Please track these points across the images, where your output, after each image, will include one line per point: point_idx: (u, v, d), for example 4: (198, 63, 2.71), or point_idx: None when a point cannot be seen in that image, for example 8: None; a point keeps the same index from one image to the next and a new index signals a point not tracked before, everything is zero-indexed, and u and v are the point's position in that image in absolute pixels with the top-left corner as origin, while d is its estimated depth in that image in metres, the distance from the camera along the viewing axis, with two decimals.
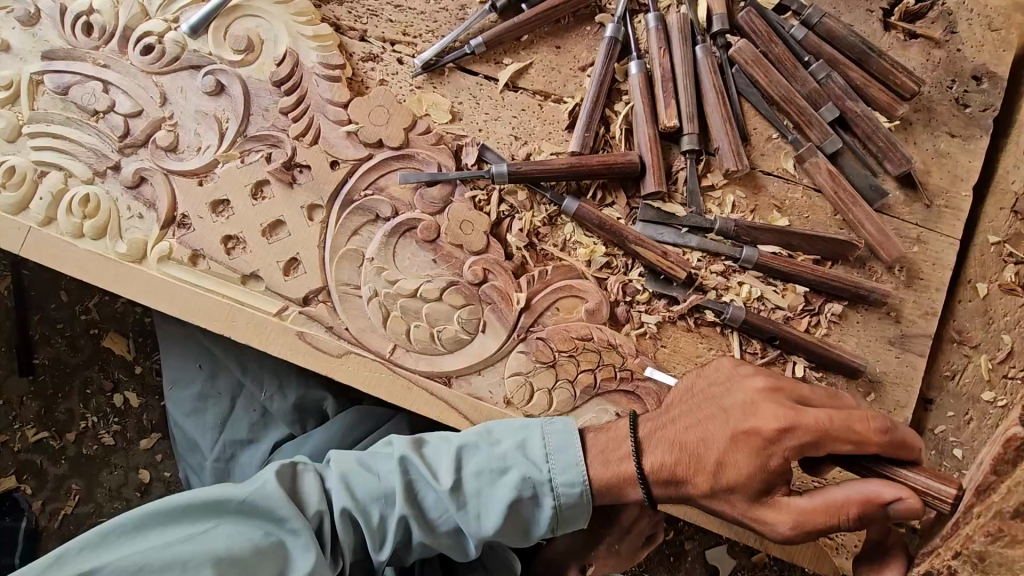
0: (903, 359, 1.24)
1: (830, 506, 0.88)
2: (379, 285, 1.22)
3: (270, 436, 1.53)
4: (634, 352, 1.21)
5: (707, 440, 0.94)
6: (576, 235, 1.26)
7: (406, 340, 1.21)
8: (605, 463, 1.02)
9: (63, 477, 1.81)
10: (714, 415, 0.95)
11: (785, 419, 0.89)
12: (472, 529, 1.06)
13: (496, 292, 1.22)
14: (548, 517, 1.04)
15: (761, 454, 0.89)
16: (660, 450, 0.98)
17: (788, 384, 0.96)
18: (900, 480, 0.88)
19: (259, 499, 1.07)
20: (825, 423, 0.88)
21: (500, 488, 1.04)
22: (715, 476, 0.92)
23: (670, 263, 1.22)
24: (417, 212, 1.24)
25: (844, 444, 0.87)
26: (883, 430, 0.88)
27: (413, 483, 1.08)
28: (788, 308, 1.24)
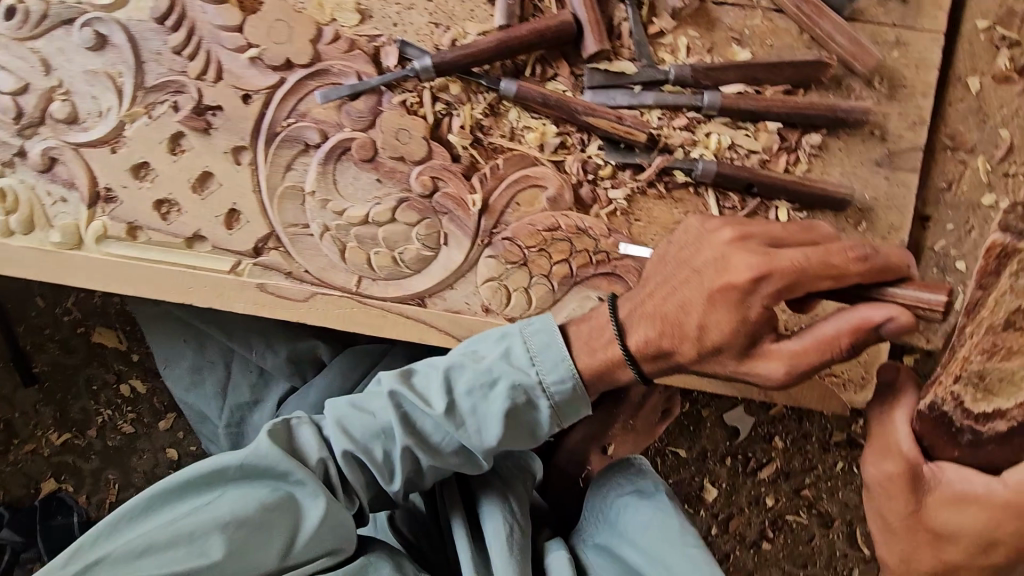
0: (894, 180, 1.16)
1: (823, 343, 0.84)
2: (327, 218, 1.15)
3: (272, 393, 1.53)
4: (606, 231, 1.14)
5: (684, 305, 0.89)
6: (523, 120, 1.15)
7: (370, 269, 1.15)
8: (591, 351, 0.99)
9: (98, 470, 1.86)
10: (689, 276, 0.90)
11: (758, 263, 0.83)
12: (476, 446, 1.04)
13: (450, 200, 1.14)
14: (547, 418, 1.01)
15: (739, 304, 0.84)
16: (643, 326, 0.94)
17: (759, 229, 0.90)
18: (891, 300, 0.83)
19: (258, 459, 1.06)
20: (804, 262, 0.82)
21: (494, 400, 1.01)
22: (700, 341, 0.88)
23: (625, 129, 1.12)
24: (347, 131, 1.14)
25: (826, 280, 0.82)
26: (861, 258, 0.82)
27: (408, 415, 1.06)
28: (763, 150, 1.15)
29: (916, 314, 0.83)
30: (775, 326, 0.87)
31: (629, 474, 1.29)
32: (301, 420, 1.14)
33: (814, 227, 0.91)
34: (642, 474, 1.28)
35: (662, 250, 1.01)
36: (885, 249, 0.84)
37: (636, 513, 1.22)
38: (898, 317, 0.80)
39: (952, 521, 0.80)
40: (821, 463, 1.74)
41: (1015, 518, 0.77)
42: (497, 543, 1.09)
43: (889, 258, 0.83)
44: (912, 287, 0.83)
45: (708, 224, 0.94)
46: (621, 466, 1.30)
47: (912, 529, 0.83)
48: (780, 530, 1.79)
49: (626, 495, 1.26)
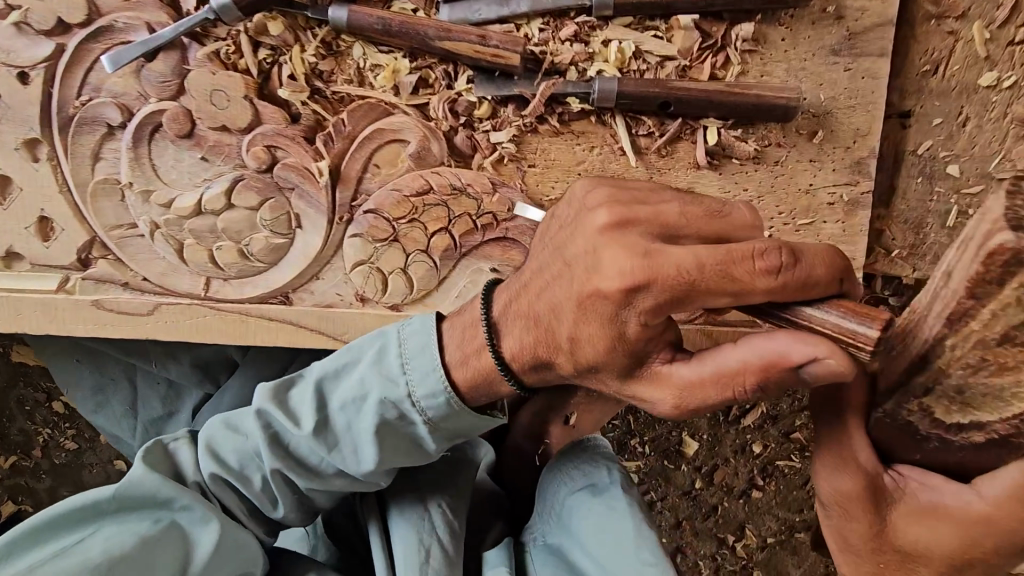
0: (856, 70, 0.89)
1: (722, 376, 0.66)
2: (154, 213, 0.95)
3: (187, 403, 1.39)
4: (489, 187, 0.92)
5: (557, 307, 0.73)
6: (369, 57, 0.90)
7: (216, 268, 0.96)
8: (464, 362, 0.82)
9: (54, 488, 1.80)
10: (561, 270, 0.74)
11: (634, 270, 0.65)
12: (353, 469, 0.87)
13: (293, 172, 0.92)
14: (427, 433, 0.85)
15: (611, 318, 0.68)
16: (517, 329, 0.79)
17: (646, 213, 0.69)
18: (808, 324, 0.63)
19: (135, 488, 0.87)
20: (691, 274, 0.63)
21: (364, 415, 0.84)
22: (573, 355, 0.74)
23: (491, 52, 0.86)
24: (154, 102, 0.91)
25: (721, 297, 0.63)
26: (770, 270, 0.61)
27: (279, 436, 0.87)
28: (681, 55, 0.88)
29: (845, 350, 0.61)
30: (668, 338, 0.71)
31: (579, 463, 0.99)
32: (182, 442, 0.96)
33: (725, 205, 0.69)
34: (595, 462, 0.99)
35: (541, 231, 0.81)
36: (809, 252, 0.62)
37: (584, 515, 0.93)
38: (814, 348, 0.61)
39: (914, 535, 0.63)
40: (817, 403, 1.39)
41: (996, 535, 0.60)
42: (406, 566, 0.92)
43: (812, 267, 0.62)
44: (838, 308, 0.62)
45: (587, 196, 0.74)
46: (571, 454, 1.01)
47: (875, 548, 0.65)
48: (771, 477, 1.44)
49: (576, 491, 0.96)
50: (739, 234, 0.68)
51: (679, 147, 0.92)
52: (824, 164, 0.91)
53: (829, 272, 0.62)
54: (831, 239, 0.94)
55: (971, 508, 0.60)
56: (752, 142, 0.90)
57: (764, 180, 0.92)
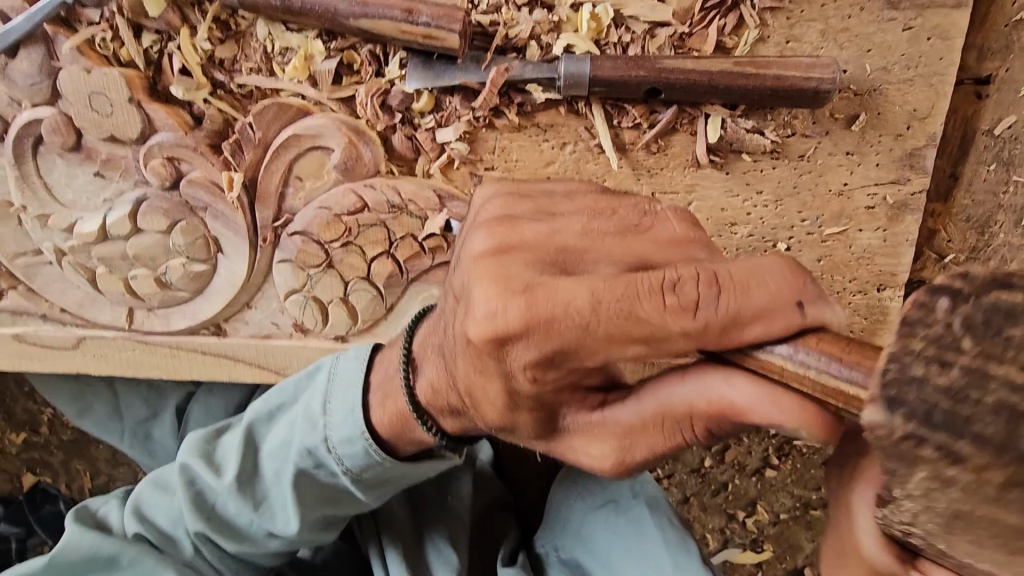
0: (919, 29, 0.65)
1: (666, 418, 0.48)
2: (58, 239, 0.82)
3: (169, 402, 1.29)
4: (435, 201, 0.75)
5: (451, 348, 0.55)
6: (276, 38, 0.71)
7: (136, 298, 0.84)
8: (385, 406, 0.68)
9: (67, 463, 1.63)
10: (452, 303, 0.55)
11: (510, 315, 0.46)
12: (282, 528, 0.75)
13: (201, 189, 0.76)
14: (353, 485, 0.71)
15: (500, 374, 0.50)
16: (429, 365, 0.62)
17: (537, 234, 0.49)
18: (762, 374, 0.42)
19: (72, 551, 0.78)
20: (584, 316, 0.44)
21: (285, 464, 0.73)
22: (479, 413, 0.55)
23: (423, 32, 0.66)
24: (30, 109, 0.75)
25: (627, 346, 0.44)
26: (685, 306, 0.42)
27: (203, 493, 0.75)
28: (678, 18, 0.66)
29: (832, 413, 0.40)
30: (588, 384, 0.50)
31: (596, 475, 0.93)
32: (111, 503, 0.84)
33: (642, 216, 0.51)
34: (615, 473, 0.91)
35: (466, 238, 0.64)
36: (736, 276, 0.42)
37: (611, 534, 0.88)
38: (784, 415, 0.41)
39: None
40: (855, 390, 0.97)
41: None
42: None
43: (745, 294, 0.41)
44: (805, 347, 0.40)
45: (481, 209, 0.54)
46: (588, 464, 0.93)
47: None
48: (788, 453, 1.08)
49: (596, 506, 0.91)
50: (665, 257, 0.48)
51: (674, 141, 0.72)
52: (865, 158, 0.70)
53: (775, 299, 0.41)
54: (866, 252, 0.74)
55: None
56: (770, 133, 0.70)
57: (785, 180, 0.72)
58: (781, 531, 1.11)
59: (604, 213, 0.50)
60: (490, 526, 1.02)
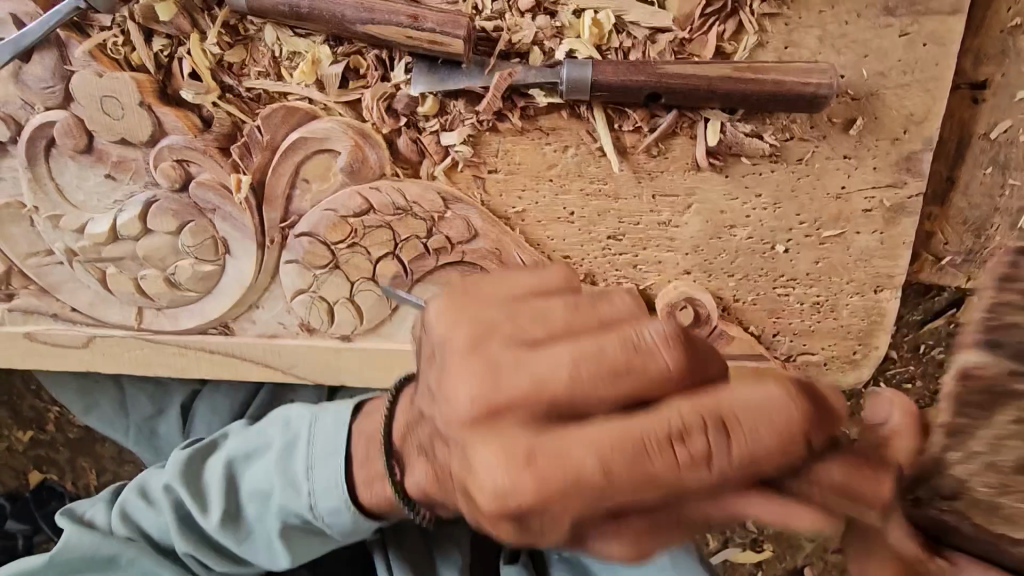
0: (916, 35, 0.66)
1: (668, 535, 0.45)
2: (69, 239, 0.83)
3: (174, 400, 1.31)
4: (439, 203, 0.76)
5: (450, 477, 0.50)
6: (284, 43, 0.72)
7: (145, 297, 0.85)
8: (371, 483, 0.70)
9: (73, 460, 1.65)
10: (429, 413, 0.51)
11: (519, 490, 0.42)
12: (266, 566, 0.75)
13: (210, 191, 0.78)
14: (339, 538, 0.73)
15: (507, 530, 0.44)
16: (419, 459, 0.60)
17: (511, 319, 0.48)
18: (765, 497, 0.42)
19: (72, 551, 0.78)
20: (597, 481, 0.41)
21: (269, 516, 0.73)
22: (482, 539, 0.50)
23: (428, 37, 0.67)
24: (42, 111, 0.76)
25: (645, 495, 0.41)
26: (700, 458, 0.40)
27: (189, 521, 0.76)
28: (678, 24, 0.67)
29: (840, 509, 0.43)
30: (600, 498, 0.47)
31: None
32: (101, 503, 0.84)
33: (636, 350, 0.44)
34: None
35: (427, 376, 0.52)
36: (733, 408, 0.41)
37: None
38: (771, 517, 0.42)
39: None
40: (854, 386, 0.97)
41: None
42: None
43: (751, 435, 0.40)
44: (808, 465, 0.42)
45: (446, 330, 0.49)
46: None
47: None
48: None
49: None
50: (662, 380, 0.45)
51: (674, 144, 0.73)
52: (862, 162, 0.71)
53: (778, 439, 0.40)
54: (864, 254, 0.76)
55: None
56: (769, 136, 0.71)
57: (783, 183, 0.73)
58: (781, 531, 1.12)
59: (588, 345, 0.44)
60: None
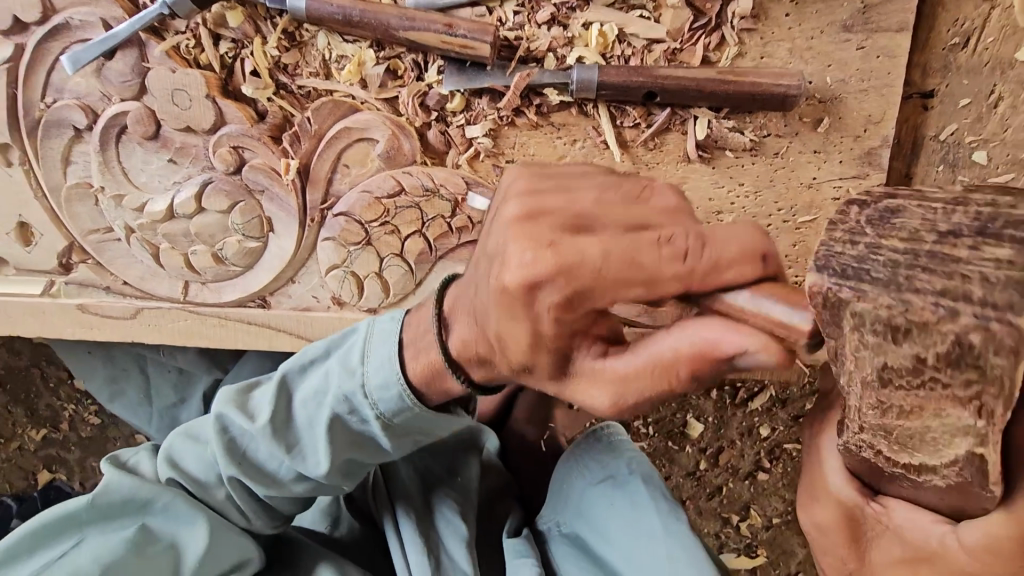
0: (870, 48, 0.79)
1: (656, 367, 0.53)
2: (128, 217, 0.93)
3: (197, 389, 1.38)
4: (463, 188, 0.87)
5: (481, 302, 0.61)
6: (334, 47, 0.84)
7: (193, 271, 0.95)
8: (418, 356, 0.74)
9: (83, 460, 1.69)
10: (483, 264, 0.61)
11: (542, 264, 0.53)
12: (310, 469, 0.81)
13: (261, 174, 0.88)
14: (382, 430, 0.77)
15: (527, 319, 0.56)
16: (461, 323, 0.70)
17: (559, 202, 0.57)
18: (730, 314, 0.50)
19: (115, 493, 0.85)
20: (597, 264, 0.52)
21: (320, 409, 0.79)
22: (504, 355, 0.60)
23: (460, 42, 0.79)
24: (117, 102, 0.88)
25: (630, 288, 0.52)
26: (678, 254, 0.51)
27: (236, 439, 0.83)
28: (670, 36, 0.80)
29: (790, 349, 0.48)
30: (598, 332, 0.57)
31: (596, 455, 1.02)
32: (141, 454, 0.94)
33: (644, 187, 0.58)
34: (614, 452, 1.01)
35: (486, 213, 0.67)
36: (717, 234, 0.51)
37: (606, 506, 0.96)
38: (751, 340, 0.48)
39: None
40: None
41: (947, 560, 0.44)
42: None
43: (723, 246, 0.51)
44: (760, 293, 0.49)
45: (508, 182, 0.62)
46: (587, 445, 1.03)
47: None
48: (779, 457, 1.22)
49: (594, 482, 1.00)
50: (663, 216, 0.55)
51: (668, 139, 0.84)
52: (830, 156, 0.83)
53: (747, 253, 0.50)
54: None
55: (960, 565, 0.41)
56: (749, 133, 0.82)
57: (762, 174, 0.85)
58: (774, 536, 1.26)
59: (612, 185, 0.57)
60: (497, 507, 1.11)
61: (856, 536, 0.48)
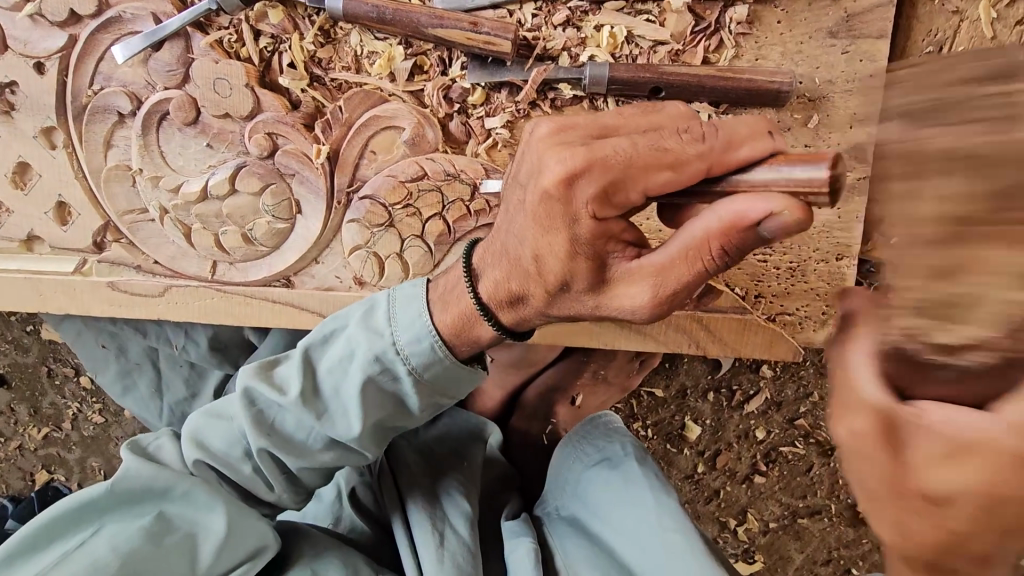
0: (854, 53, 0.87)
1: (689, 252, 0.60)
2: (164, 198, 0.99)
3: (209, 383, 1.40)
4: (482, 173, 0.93)
5: (519, 221, 0.69)
6: (366, 44, 0.91)
7: (223, 252, 1.00)
8: (448, 299, 0.79)
9: (83, 460, 1.65)
10: (517, 188, 0.70)
11: (576, 162, 0.62)
12: (342, 437, 0.84)
13: (293, 158, 0.95)
14: (415, 384, 0.80)
15: (566, 217, 0.64)
16: (494, 269, 0.75)
17: (585, 120, 0.66)
18: (752, 191, 0.58)
19: (132, 481, 0.82)
20: (626, 155, 0.61)
21: (350, 375, 0.81)
22: (541, 276, 0.69)
23: (483, 39, 0.87)
24: (162, 90, 0.94)
25: (659, 171, 0.60)
26: (696, 137, 0.60)
27: (265, 412, 0.85)
28: (673, 39, 0.88)
29: (805, 203, 0.55)
30: (627, 238, 0.66)
31: (593, 439, 1.02)
32: (163, 439, 0.93)
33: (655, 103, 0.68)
34: (610, 438, 1.01)
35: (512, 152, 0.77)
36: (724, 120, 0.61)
37: (602, 486, 0.95)
38: (775, 202, 0.54)
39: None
40: (817, 388, 1.19)
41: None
42: (426, 550, 0.91)
43: (733, 127, 0.60)
44: (776, 164, 0.58)
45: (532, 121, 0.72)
46: (585, 430, 1.04)
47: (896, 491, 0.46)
48: (776, 461, 1.26)
49: (591, 464, 0.99)
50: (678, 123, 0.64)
51: None
52: (820, 149, 0.90)
53: (753, 131, 0.59)
54: (825, 226, 0.93)
55: (1001, 442, 0.41)
56: None
57: None
58: (772, 540, 1.30)
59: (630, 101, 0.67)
60: (497, 499, 1.10)
61: (893, 439, 0.45)
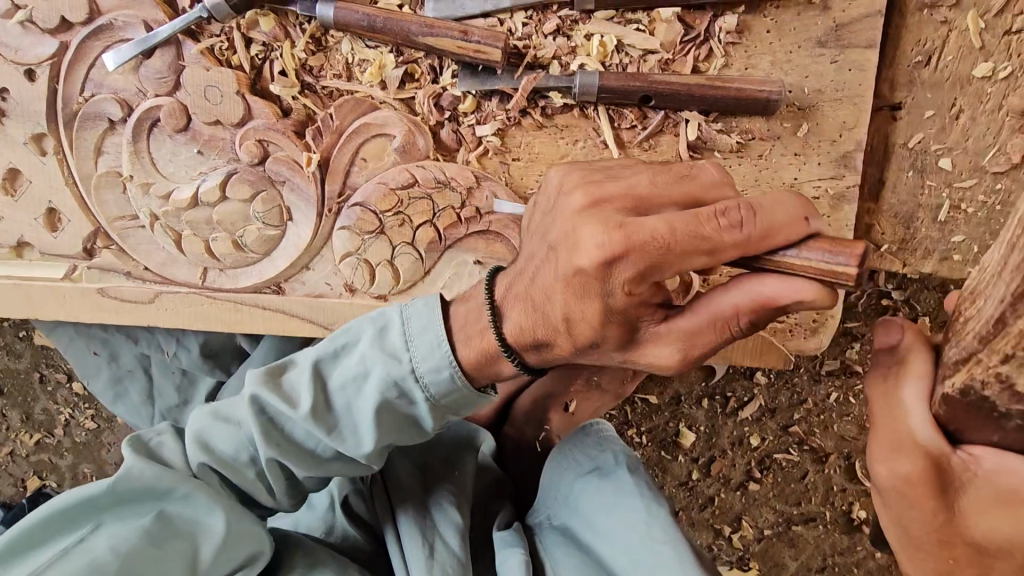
0: (843, 62, 0.87)
1: (718, 320, 0.63)
2: (154, 205, 0.98)
3: (201, 390, 1.40)
4: (472, 180, 0.93)
5: (545, 291, 0.68)
6: (357, 52, 0.92)
7: (213, 258, 1.00)
8: (469, 339, 0.76)
9: (75, 466, 1.64)
10: (545, 252, 0.68)
11: (614, 243, 0.60)
12: (353, 452, 0.83)
13: (283, 165, 0.95)
14: (432, 409, 0.79)
15: (600, 294, 0.63)
16: (518, 310, 0.72)
17: (616, 188, 0.64)
18: (786, 271, 0.58)
19: (134, 481, 0.80)
20: (665, 239, 0.58)
21: (365, 395, 0.79)
22: (572, 335, 0.68)
23: (474, 48, 0.87)
24: (152, 96, 0.94)
25: (694, 258, 0.58)
26: (734, 224, 0.57)
27: (274, 420, 0.82)
28: (662, 48, 0.89)
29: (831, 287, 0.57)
30: (658, 301, 0.65)
31: (583, 446, 1.01)
32: (165, 437, 0.89)
33: (692, 168, 0.64)
34: (601, 446, 1.00)
35: (539, 214, 0.72)
36: (766, 201, 0.58)
37: (593, 494, 0.94)
38: (806, 290, 0.57)
39: (987, 526, 0.54)
40: (810, 396, 1.19)
41: None
42: (415, 564, 0.91)
43: (773, 211, 0.57)
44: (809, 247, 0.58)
45: (563, 182, 0.69)
46: (576, 438, 1.02)
47: (943, 538, 0.56)
48: (770, 468, 1.25)
49: (582, 473, 0.98)
50: (712, 195, 0.62)
51: (662, 141, 0.92)
52: (809, 158, 0.91)
53: (792, 216, 0.57)
54: None
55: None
56: (735, 135, 0.90)
57: (748, 174, 0.92)
58: (766, 548, 1.29)
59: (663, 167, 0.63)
60: (489, 506, 1.09)
61: (941, 485, 0.54)
